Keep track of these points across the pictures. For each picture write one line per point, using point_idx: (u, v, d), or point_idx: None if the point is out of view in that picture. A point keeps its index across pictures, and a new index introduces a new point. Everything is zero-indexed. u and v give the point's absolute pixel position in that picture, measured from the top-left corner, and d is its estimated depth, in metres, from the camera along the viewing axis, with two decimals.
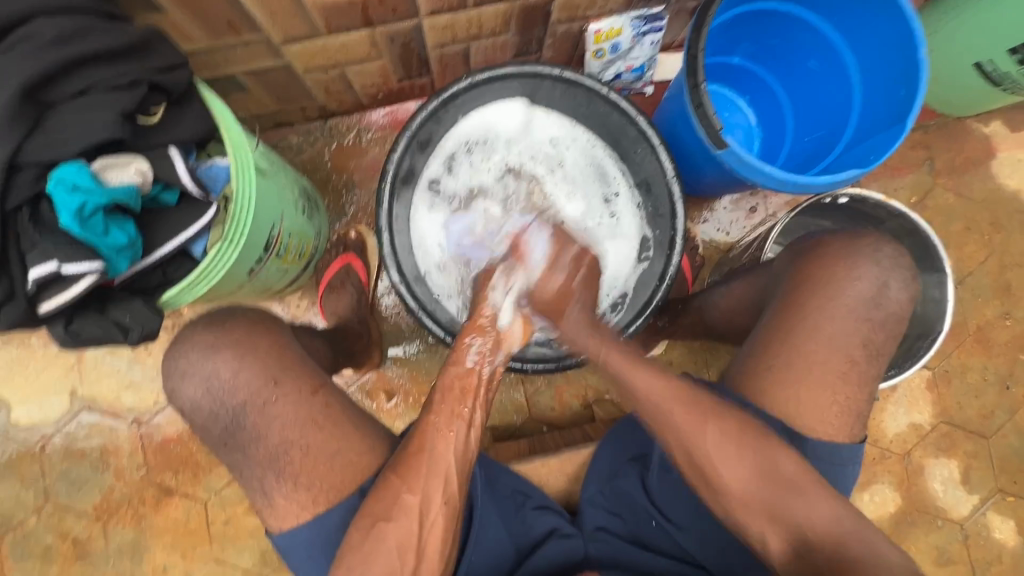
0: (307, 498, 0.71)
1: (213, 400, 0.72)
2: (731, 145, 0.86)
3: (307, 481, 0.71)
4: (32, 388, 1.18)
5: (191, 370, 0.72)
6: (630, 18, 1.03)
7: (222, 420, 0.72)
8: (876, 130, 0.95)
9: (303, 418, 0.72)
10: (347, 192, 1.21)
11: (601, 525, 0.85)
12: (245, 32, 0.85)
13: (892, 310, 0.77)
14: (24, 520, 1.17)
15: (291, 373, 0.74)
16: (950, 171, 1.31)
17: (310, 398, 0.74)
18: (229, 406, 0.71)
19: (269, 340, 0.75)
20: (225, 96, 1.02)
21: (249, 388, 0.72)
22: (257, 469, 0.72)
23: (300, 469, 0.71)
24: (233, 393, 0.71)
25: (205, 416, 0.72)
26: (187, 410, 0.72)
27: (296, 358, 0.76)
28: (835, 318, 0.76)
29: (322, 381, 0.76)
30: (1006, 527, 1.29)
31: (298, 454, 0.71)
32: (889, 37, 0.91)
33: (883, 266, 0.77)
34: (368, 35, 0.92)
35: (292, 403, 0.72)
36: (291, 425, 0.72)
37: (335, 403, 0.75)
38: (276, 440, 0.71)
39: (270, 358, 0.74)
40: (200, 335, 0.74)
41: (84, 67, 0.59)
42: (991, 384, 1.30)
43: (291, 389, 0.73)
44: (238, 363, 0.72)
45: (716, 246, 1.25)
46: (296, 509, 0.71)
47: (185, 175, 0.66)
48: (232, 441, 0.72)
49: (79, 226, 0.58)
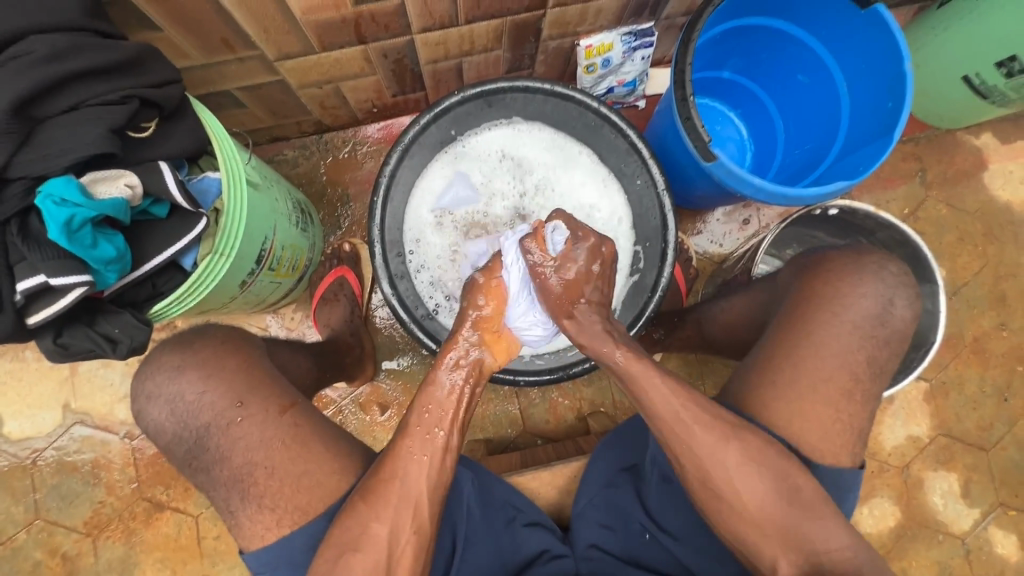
0: (275, 519, 0.70)
1: (177, 421, 0.72)
2: (719, 157, 0.86)
3: (272, 502, 0.70)
4: (24, 401, 1.17)
5: (157, 392, 0.73)
6: (620, 34, 1.04)
7: (186, 442, 0.72)
8: (864, 142, 0.96)
9: (270, 440, 0.72)
10: (342, 205, 1.22)
11: (595, 541, 0.83)
12: (239, 48, 0.86)
13: (896, 328, 0.77)
14: (13, 535, 1.16)
15: (258, 394, 0.74)
16: (942, 182, 1.32)
17: (279, 417, 0.73)
18: (193, 428, 0.72)
19: (236, 359, 0.75)
20: (220, 111, 1.03)
21: (213, 409, 0.72)
22: (223, 489, 0.72)
23: (265, 492, 0.70)
24: (197, 415, 0.72)
25: (169, 437, 0.72)
26: (151, 431, 0.73)
27: (265, 378, 0.76)
28: (839, 334, 0.75)
29: (292, 401, 0.76)
30: (1008, 542, 1.27)
31: (262, 476, 0.71)
32: (874, 51, 0.93)
33: (887, 283, 0.77)
34: (361, 51, 0.94)
35: (258, 424, 0.72)
36: (256, 446, 0.71)
37: (304, 423, 0.74)
38: (240, 462, 0.71)
39: (237, 378, 0.74)
40: (166, 356, 0.74)
41: (76, 83, 0.60)
42: (988, 396, 1.29)
43: (257, 410, 0.73)
44: (203, 385, 0.73)
45: (709, 257, 1.26)
46: (268, 528, 0.70)
47: (175, 188, 0.66)
48: (197, 462, 0.72)
49: (66, 239, 0.58)
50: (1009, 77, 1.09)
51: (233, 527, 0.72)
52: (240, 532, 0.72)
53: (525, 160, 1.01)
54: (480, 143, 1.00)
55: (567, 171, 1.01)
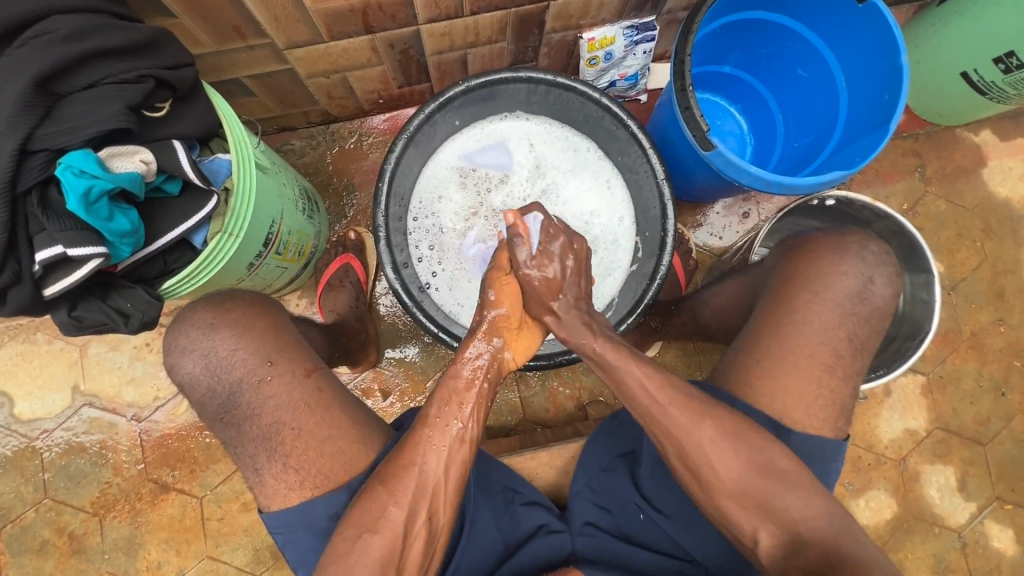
0: (299, 480, 0.73)
1: (211, 375, 0.74)
2: (718, 146, 0.88)
3: (298, 463, 0.73)
4: (34, 383, 1.20)
5: (191, 346, 0.75)
6: (622, 27, 1.06)
7: (219, 397, 0.74)
8: (861, 134, 0.98)
9: (297, 399, 0.74)
10: (347, 195, 1.24)
11: (590, 519, 0.83)
12: (250, 36, 0.88)
13: (876, 305, 0.78)
14: (22, 513, 1.18)
15: (286, 355, 0.76)
16: (941, 178, 1.33)
17: (305, 379, 0.76)
18: (225, 382, 0.74)
19: (266, 321, 0.78)
20: (230, 99, 1.05)
21: (246, 366, 0.74)
22: (251, 446, 0.74)
23: (290, 452, 0.73)
24: (229, 370, 0.74)
25: (202, 391, 0.74)
26: (185, 385, 0.75)
27: (294, 342, 0.78)
28: (822, 313, 0.77)
29: (316, 365, 0.78)
30: (1004, 536, 1.28)
31: (290, 436, 0.73)
32: (872, 45, 0.94)
33: (868, 262, 0.79)
34: (368, 41, 0.96)
35: (286, 383, 0.74)
36: (285, 406, 0.74)
37: (328, 387, 0.77)
38: (268, 421, 0.73)
39: (266, 338, 0.76)
40: (200, 314, 0.77)
41: (95, 61, 0.62)
42: (985, 390, 1.30)
43: (286, 370, 0.75)
44: (235, 341, 0.75)
45: (709, 250, 1.27)
46: (292, 488, 0.73)
47: (188, 166, 0.68)
48: (228, 416, 0.74)
49: (84, 211, 0.60)
50: (1007, 73, 1.10)
51: (256, 486, 0.74)
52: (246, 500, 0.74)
53: (536, 149, 1.07)
54: (492, 132, 1.05)
55: (573, 163, 1.06)
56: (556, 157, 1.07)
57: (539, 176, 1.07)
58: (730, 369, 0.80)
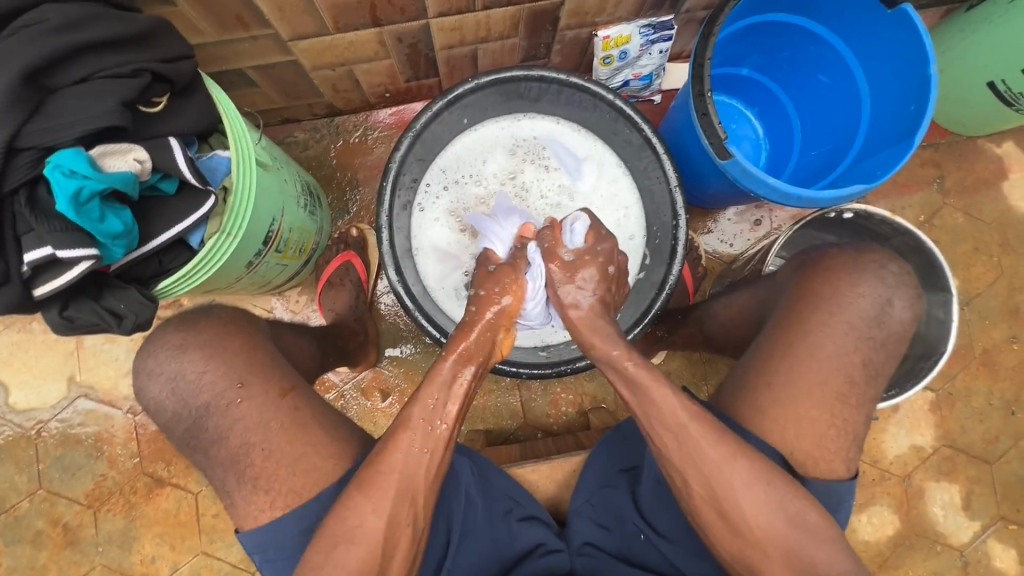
0: (269, 501, 0.71)
1: (177, 400, 0.73)
2: (735, 155, 0.85)
3: (266, 485, 0.71)
4: (31, 372, 1.18)
5: (158, 369, 0.73)
6: (639, 25, 1.02)
7: (184, 421, 0.73)
8: (883, 146, 0.94)
9: (269, 420, 0.72)
10: (350, 190, 1.21)
11: (589, 539, 0.82)
12: (254, 27, 0.85)
13: (894, 329, 0.76)
14: (15, 504, 1.17)
15: (258, 375, 0.74)
16: (960, 190, 1.29)
17: (279, 401, 0.73)
18: (192, 407, 0.72)
19: (237, 341, 0.76)
20: (232, 90, 1.02)
21: (213, 389, 0.72)
22: (220, 470, 0.73)
23: (270, 475, 0.71)
24: (196, 395, 0.72)
25: (169, 415, 0.73)
26: (152, 409, 0.74)
27: (267, 360, 0.76)
28: (836, 336, 0.74)
29: (291, 385, 0.75)
30: (1007, 556, 1.26)
31: (258, 457, 0.71)
32: (899, 52, 0.90)
33: (888, 283, 0.76)
34: (376, 34, 0.92)
35: (255, 406, 0.72)
36: (255, 428, 0.72)
37: (306, 406, 0.75)
38: (236, 443, 0.72)
39: (237, 360, 0.74)
40: (170, 334, 0.75)
41: (89, 54, 0.59)
42: (995, 409, 1.27)
43: (257, 392, 0.73)
44: (204, 364, 0.73)
45: (718, 257, 1.24)
46: (262, 509, 0.71)
47: (184, 165, 0.66)
48: (195, 441, 0.73)
49: (74, 212, 0.58)
50: None
51: (229, 507, 0.73)
52: (238, 508, 0.72)
53: (556, 146, 1.02)
54: (511, 128, 1.01)
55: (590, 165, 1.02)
56: (574, 156, 1.01)
57: (557, 173, 1.03)
58: (739, 388, 0.77)
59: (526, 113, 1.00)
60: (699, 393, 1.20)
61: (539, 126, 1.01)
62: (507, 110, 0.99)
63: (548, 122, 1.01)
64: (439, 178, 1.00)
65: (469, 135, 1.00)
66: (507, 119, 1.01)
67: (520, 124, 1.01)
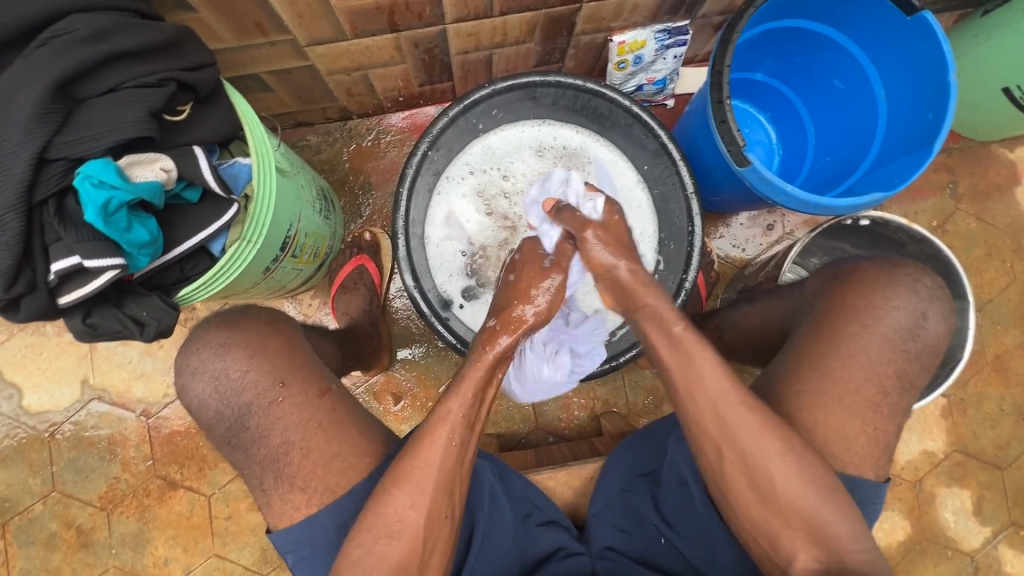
0: (305, 499, 0.71)
1: (221, 398, 0.73)
2: (753, 162, 0.84)
3: (303, 483, 0.71)
4: (44, 375, 1.19)
5: (202, 368, 0.73)
6: (654, 31, 1.02)
7: (227, 420, 0.73)
8: (900, 154, 0.94)
9: (308, 419, 0.72)
10: (363, 193, 1.21)
11: (610, 543, 0.83)
12: (272, 32, 0.85)
13: (929, 342, 0.76)
14: (29, 506, 1.17)
15: (299, 374, 0.74)
16: (973, 196, 1.29)
17: (317, 400, 0.74)
18: (235, 405, 0.72)
19: (278, 341, 0.76)
20: (248, 94, 1.02)
21: (256, 388, 0.72)
22: (257, 468, 0.72)
23: (298, 472, 0.71)
24: (240, 393, 0.72)
25: (211, 414, 0.73)
26: (194, 407, 0.74)
27: (305, 360, 0.76)
28: (872, 347, 0.74)
29: (329, 385, 0.76)
30: (1018, 561, 1.26)
31: (297, 455, 0.71)
32: (916, 59, 0.90)
33: (922, 296, 0.76)
34: (393, 39, 0.92)
35: (297, 404, 0.72)
36: (295, 427, 0.72)
37: (342, 407, 0.75)
38: (278, 442, 0.72)
39: (279, 359, 0.74)
40: (213, 332, 0.75)
41: (116, 65, 0.59)
42: (1007, 414, 1.27)
43: (298, 391, 0.73)
44: (247, 362, 0.73)
45: (731, 262, 1.24)
46: (298, 507, 0.71)
47: (209, 173, 0.66)
48: (236, 440, 0.73)
49: (102, 222, 0.58)
50: None
51: (263, 505, 0.73)
52: (270, 505, 0.72)
53: (573, 152, 1.03)
54: (530, 134, 1.03)
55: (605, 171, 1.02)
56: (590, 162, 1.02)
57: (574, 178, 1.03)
58: (762, 397, 0.77)
59: (548, 119, 1.02)
60: None
61: (556, 133, 1.03)
62: (528, 115, 1.00)
63: (565, 129, 1.03)
64: (462, 175, 1.02)
65: (487, 140, 1.01)
66: (526, 126, 1.02)
67: (538, 130, 1.03)
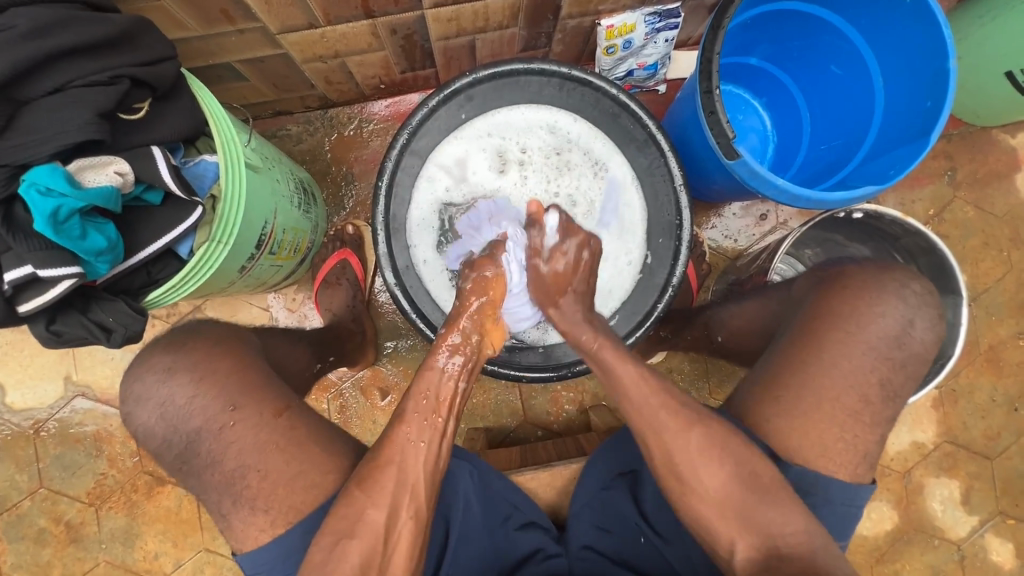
0: (269, 520, 0.69)
1: (166, 425, 0.70)
2: (743, 155, 0.81)
3: (265, 504, 0.69)
4: (26, 372, 1.18)
5: (146, 395, 0.70)
6: (644, 14, 0.98)
7: (176, 447, 0.70)
8: (897, 144, 0.91)
9: (264, 442, 0.70)
10: (346, 185, 1.18)
11: (587, 543, 0.82)
12: (239, 20, 0.81)
13: (913, 351, 0.73)
14: (17, 502, 1.17)
15: (251, 397, 0.71)
16: (971, 183, 1.26)
17: (273, 420, 0.71)
18: (183, 432, 0.70)
19: (228, 362, 0.73)
20: (221, 84, 0.99)
21: (204, 414, 0.70)
22: (214, 494, 0.70)
23: (257, 495, 0.69)
24: (186, 419, 0.70)
25: (158, 441, 0.70)
26: (140, 435, 0.71)
27: (262, 382, 0.73)
28: (857, 357, 0.72)
29: (286, 404, 0.73)
30: (1004, 549, 1.27)
31: (255, 478, 0.69)
32: (916, 44, 0.86)
33: (909, 304, 0.73)
34: (369, 26, 0.88)
35: (250, 428, 0.70)
36: (251, 450, 0.70)
37: (303, 425, 0.73)
38: (233, 465, 0.69)
39: (228, 383, 0.71)
40: (157, 356, 0.72)
41: (61, 63, 0.56)
42: (998, 405, 1.27)
43: (251, 414, 0.71)
44: (194, 388, 0.70)
45: (722, 252, 1.22)
46: (262, 529, 0.69)
47: (168, 176, 0.64)
48: (187, 466, 0.71)
49: (53, 232, 0.56)
50: None
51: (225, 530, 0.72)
52: (232, 530, 0.71)
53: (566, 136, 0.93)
54: (522, 115, 0.92)
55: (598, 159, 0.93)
56: (582, 150, 0.93)
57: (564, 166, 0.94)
58: (747, 398, 0.76)
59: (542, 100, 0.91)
60: (702, 392, 1.19)
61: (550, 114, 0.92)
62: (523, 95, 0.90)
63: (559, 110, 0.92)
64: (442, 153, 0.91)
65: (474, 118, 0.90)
66: (516, 103, 0.91)
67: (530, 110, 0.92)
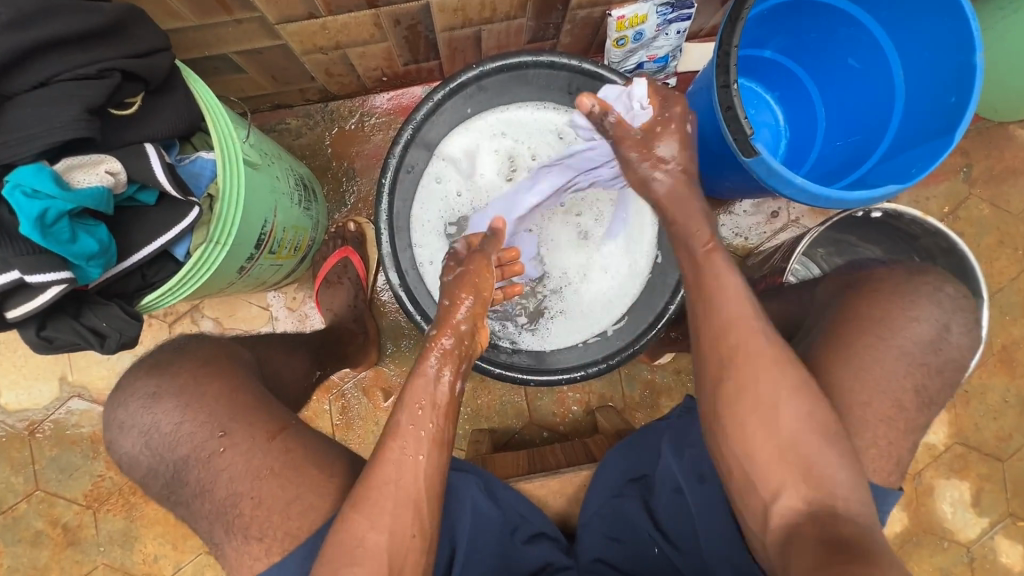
0: (264, 548, 0.65)
1: (152, 454, 0.69)
2: (761, 152, 0.78)
3: (259, 533, 0.66)
4: (20, 372, 1.15)
5: (129, 422, 0.70)
6: (656, 4, 0.94)
7: (162, 476, 0.69)
8: (918, 141, 0.88)
9: (257, 467, 0.67)
10: (347, 180, 1.15)
11: (600, 555, 0.79)
12: (236, 10, 0.78)
13: (951, 357, 0.71)
14: (13, 504, 1.15)
15: (239, 422, 0.69)
16: (987, 179, 1.23)
17: (267, 443, 0.68)
18: (168, 460, 0.69)
19: (215, 385, 0.71)
20: (218, 76, 0.95)
21: (191, 441, 0.68)
22: (206, 522, 0.68)
23: (250, 523, 0.66)
24: (172, 448, 0.68)
25: (143, 471, 0.70)
26: (125, 464, 0.70)
27: (251, 404, 0.71)
28: (890, 363, 0.70)
29: (281, 426, 0.71)
30: (1014, 551, 1.25)
31: (248, 506, 0.66)
32: (941, 37, 0.83)
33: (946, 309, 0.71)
34: (371, 16, 0.85)
35: (240, 454, 0.67)
36: (241, 477, 0.67)
37: (296, 449, 0.69)
38: (223, 493, 0.67)
39: (215, 409, 0.69)
40: (140, 382, 0.71)
41: (45, 55, 0.53)
42: (1011, 406, 1.25)
43: (241, 439, 0.68)
44: (179, 415, 0.69)
45: (733, 251, 1.19)
46: (257, 558, 0.65)
47: (162, 174, 0.60)
48: (175, 495, 0.69)
49: (40, 235, 0.53)
50: None
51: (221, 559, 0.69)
52: (226, 558, 0.67)
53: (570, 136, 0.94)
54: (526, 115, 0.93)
55: None
56: None
57: None
58: None
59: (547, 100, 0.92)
60: None
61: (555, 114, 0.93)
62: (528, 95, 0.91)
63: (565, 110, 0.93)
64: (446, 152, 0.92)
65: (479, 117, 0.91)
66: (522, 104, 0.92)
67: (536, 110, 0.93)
